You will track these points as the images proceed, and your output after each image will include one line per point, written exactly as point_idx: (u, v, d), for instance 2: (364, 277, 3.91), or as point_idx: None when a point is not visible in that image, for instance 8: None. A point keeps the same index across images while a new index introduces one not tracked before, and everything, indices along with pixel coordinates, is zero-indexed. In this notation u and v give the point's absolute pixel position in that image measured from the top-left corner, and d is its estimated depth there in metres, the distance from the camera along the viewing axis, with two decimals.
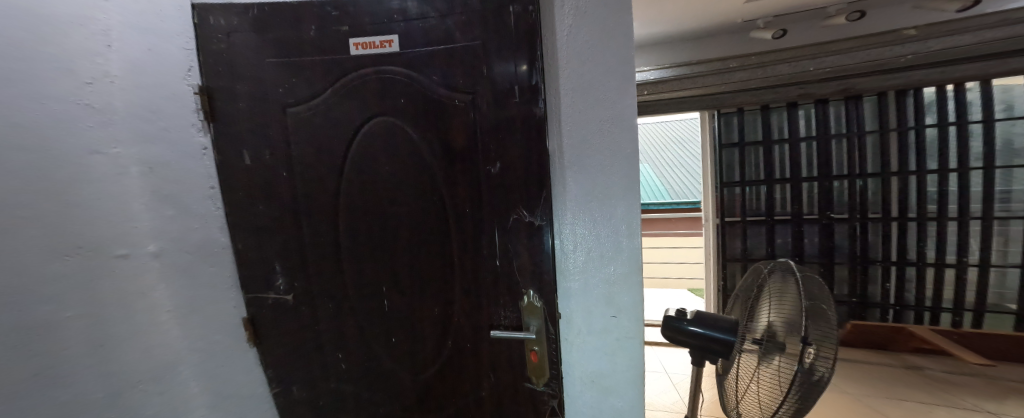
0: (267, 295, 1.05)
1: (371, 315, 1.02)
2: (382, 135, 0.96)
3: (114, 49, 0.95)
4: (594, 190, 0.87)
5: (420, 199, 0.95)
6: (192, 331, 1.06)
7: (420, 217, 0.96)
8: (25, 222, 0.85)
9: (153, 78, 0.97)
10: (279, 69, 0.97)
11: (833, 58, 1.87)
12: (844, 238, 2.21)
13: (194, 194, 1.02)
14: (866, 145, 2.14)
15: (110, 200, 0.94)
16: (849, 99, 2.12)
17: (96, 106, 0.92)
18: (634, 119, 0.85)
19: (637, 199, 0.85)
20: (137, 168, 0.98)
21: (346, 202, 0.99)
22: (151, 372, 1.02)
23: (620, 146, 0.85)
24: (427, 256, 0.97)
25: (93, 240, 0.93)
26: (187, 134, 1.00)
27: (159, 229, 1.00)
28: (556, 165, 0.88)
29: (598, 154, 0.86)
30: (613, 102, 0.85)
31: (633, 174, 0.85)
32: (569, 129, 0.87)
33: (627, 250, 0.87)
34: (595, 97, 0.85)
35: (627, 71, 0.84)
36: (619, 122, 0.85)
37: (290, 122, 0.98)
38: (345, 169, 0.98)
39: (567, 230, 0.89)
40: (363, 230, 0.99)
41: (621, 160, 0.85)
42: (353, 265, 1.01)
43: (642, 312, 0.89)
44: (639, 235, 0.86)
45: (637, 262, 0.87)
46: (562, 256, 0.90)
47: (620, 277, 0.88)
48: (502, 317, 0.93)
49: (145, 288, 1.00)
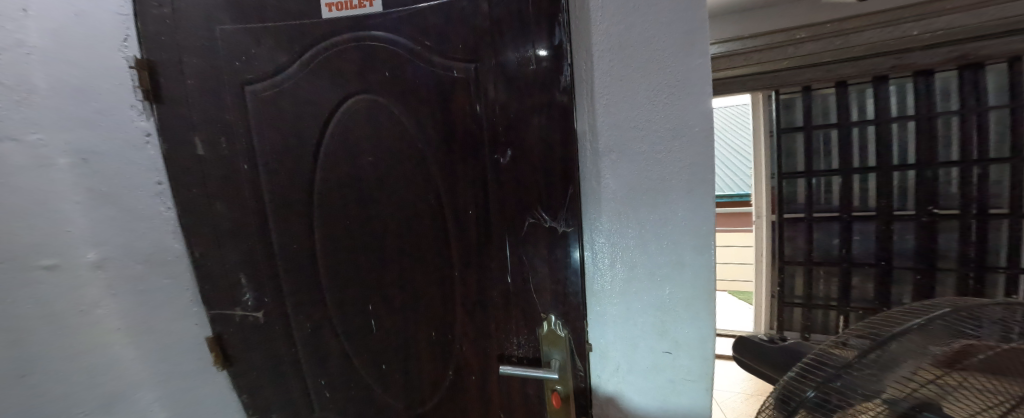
0: (234, 312, 0.87)
1: (358, 337, 0.84)
2: (362, 118, 0.76)
3: (32, 13, 0.76)
4: (642, 187, 0.64)
5: (413, 198, 0.76)
6: (149, 353, 0.89)
7: (412, 220, 0.77)
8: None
9: (81, 49, 0.79)
10: (234, 39, 0.78)
11: (949, 18, 1.57)
12: (952, 239, 1.89)
13: (139, 190, 0.85)
14: (987, 124, 1.82)
15: (35, 199, 0.78)
16: (963, 68, 1.80)
17: (7, 82, 0.75)
18: (703, 87, 0.61)
19: (706, 198, 0.62)
20: (67, 160, 0.80)
21: (321, 202, 0.80)
22: (97, 402, 0.84)
23: (681, 126, 0.62)
24: (422, 269, 0.78)
25: (10, 251, 0.75)
26: (124, 118, 0.83)
27: (100, 233, 0.84)
28: (586, 153, 0.66)
29: (646, 136, 0.63)
30: (673, 64, 0.61)
31: (694, 166, 0.62)
32: (607, 105, 0.64)
33: (689, 267, 0.64)
34: (642, 61, 0.62)
35: (692, 21, 0.60)
36: (680, 92, 0.61)
37: (250, 104, 0.80)
38: (319, 161, 0.79)
39: (601, 239, 0.68)
40: (343, 236, 0.80)
41: (682, 145, 0.62)
42: (332, 279, 0.82)
43: (711, 351, 0.65)
44: (711, 248, 0.63)
45: (706, 283, 0.64)
46: (593, 273, 0.69)
47: (676, 301, 0.66)
48: (514, 346, 0.74)
49: (86, 303, 0.83)
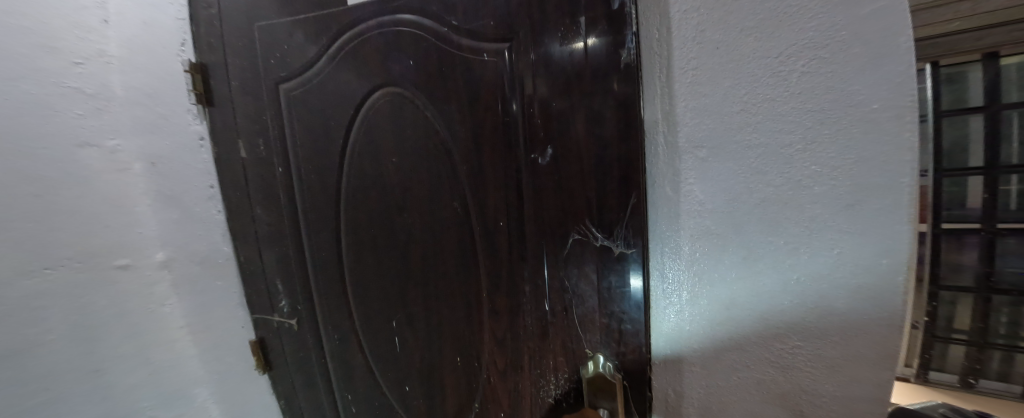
0: (272, 318, 0.86)
1: (382, 355, 0.77)
2: (387, 114, 0.68)
3: (112, 24, 0.76)
4: (752, 197, 0.44)
5: (440, 203, 0.66)
6: (211, 352, 0.88)
7: (439, 230, 0.66)
8: (14, 237, 0.66)
9: (148, 56, 0.77)
10: (267, 35, 0.74)
11: None
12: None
13: (194, 194, 0.84)
14: None
15: (110, 201, 0.76)
16: None
17: (89, 91, 0.73)
18: (876, 42, 0.38)
19: (876, 210, 0.40)
20: (140, 165, 0.80)
21: (354, 216, 0.74)
22: (159, 397, 0.83)
23: (826, 104, 0.40)
24: (448, 285, 0.67)
25: (89, 252, 0.74)
26: (181, 122, 0.81)
27: (168, 235, 0.83)
28: (656, 150, 0.49)
29: (760, 124, 0.43)
30: (808, 14, 0.40)
31: (853, 167, 0.40)
32: (695, 80, 0.45)
33: (825, 312, 0.43)
34: (762, 15, 0.42)
35: None
36: (826, 56, 0.40)
37: (284, 104, 0.76)
38: (351, 173, 0.73)
39: (675, 263, 0.49)
40: (371, 252, 0.74)
41: (831, 131, 0.40)
42: (359, 289, 0.76)
43: None
44: (881, 288, 0.41)
45: (874, 344, 0.42)
46: (663, 308, 0.51)
47: (807, 358, 0.44)
48: (551, 386, 0.61)
49: (156, 302, 0.82)
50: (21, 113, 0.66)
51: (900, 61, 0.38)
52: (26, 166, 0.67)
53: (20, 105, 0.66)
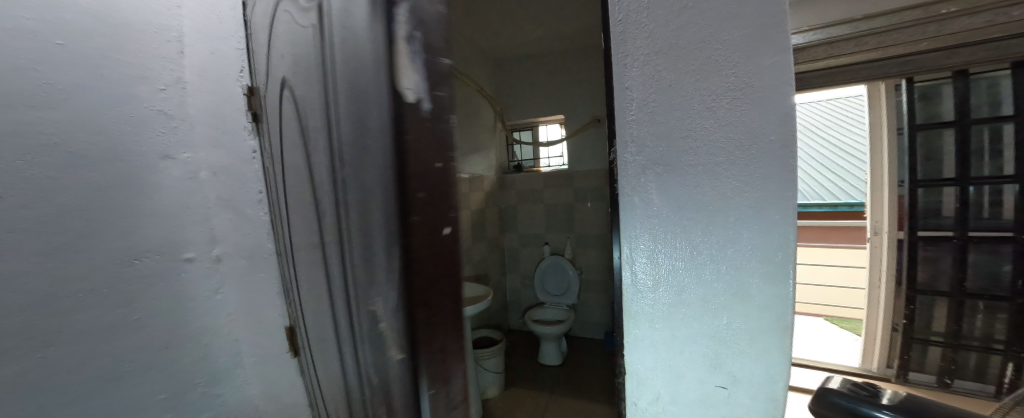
0: (292, 310, 0.98)
1: (314, 314, 0.91)
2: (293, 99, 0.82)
3: (186, 55, 0.91)
4: (694, 205, 0.58)
5: (320, 169, 0.79)
6: (255, 338, 1.01)
7: (323, 199, 0.79)
8: (111, 233, 0.80)
9: (214, 82, 0.92)
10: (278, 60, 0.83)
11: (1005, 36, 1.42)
12: None
13: (246, 199, 0.96)
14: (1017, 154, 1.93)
15: (178, 204, 0.90)
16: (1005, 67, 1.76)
17: (170, 112, 0.89)
18: (769, 89, 0.54)
19: (778, 214, 0.55)
20: (205, 173, 0.94)
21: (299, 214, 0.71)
22: (208, 375, 0.95)
23: (743, 132, 0.55)
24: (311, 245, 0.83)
25: (162, 246, 0.87)
26: (237, 137, 0.95)
27: (220, 234, 0.97)
28: (625, 166, 0.61)
29: (699, 149, 0.57)
30: (726, 67, 0.55)
31: (762, 183, 0.55)
32: (654, 113, 0.59)
33: (746, 291, 0.58)
34: (697, 65, 0.56)
35: (758, 21, 0.54)
36: (738, 97, 0.55)
37: (291, 118, 0.86)
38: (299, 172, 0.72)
39: (642, 257, 0.62)
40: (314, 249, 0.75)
41: (745, 157, 0.55)
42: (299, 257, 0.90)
43: (784, 388, 0.57)
44: (783, 275, 0.56)
45: (778, 316, 0.57)
46: (632, 295, 0.64)
47: (736, 329, 0.59)
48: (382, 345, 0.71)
49: (210, 290, 0.96)
50: (118, 130, 0.81)
51: (783, 105, 0.53)
52: (111, 174, 0.80)
53: (120, 125, 0.81)
